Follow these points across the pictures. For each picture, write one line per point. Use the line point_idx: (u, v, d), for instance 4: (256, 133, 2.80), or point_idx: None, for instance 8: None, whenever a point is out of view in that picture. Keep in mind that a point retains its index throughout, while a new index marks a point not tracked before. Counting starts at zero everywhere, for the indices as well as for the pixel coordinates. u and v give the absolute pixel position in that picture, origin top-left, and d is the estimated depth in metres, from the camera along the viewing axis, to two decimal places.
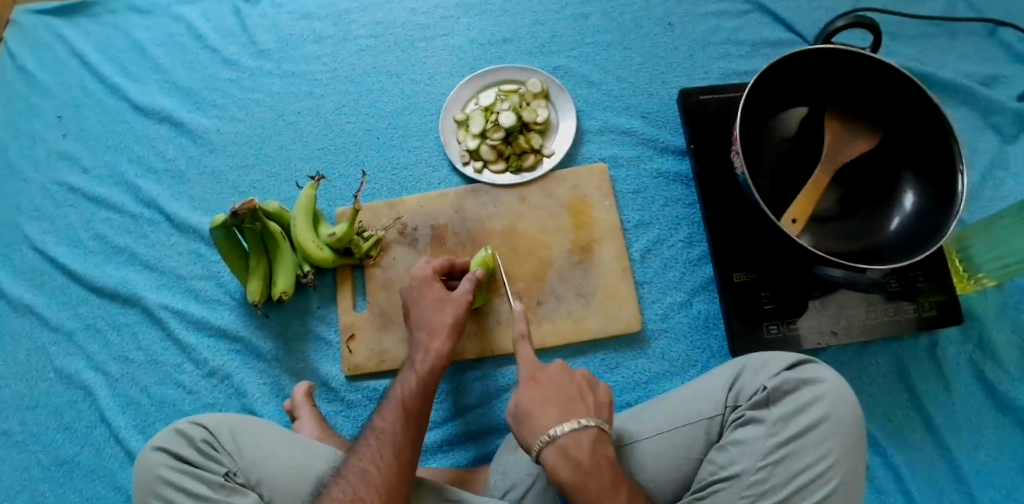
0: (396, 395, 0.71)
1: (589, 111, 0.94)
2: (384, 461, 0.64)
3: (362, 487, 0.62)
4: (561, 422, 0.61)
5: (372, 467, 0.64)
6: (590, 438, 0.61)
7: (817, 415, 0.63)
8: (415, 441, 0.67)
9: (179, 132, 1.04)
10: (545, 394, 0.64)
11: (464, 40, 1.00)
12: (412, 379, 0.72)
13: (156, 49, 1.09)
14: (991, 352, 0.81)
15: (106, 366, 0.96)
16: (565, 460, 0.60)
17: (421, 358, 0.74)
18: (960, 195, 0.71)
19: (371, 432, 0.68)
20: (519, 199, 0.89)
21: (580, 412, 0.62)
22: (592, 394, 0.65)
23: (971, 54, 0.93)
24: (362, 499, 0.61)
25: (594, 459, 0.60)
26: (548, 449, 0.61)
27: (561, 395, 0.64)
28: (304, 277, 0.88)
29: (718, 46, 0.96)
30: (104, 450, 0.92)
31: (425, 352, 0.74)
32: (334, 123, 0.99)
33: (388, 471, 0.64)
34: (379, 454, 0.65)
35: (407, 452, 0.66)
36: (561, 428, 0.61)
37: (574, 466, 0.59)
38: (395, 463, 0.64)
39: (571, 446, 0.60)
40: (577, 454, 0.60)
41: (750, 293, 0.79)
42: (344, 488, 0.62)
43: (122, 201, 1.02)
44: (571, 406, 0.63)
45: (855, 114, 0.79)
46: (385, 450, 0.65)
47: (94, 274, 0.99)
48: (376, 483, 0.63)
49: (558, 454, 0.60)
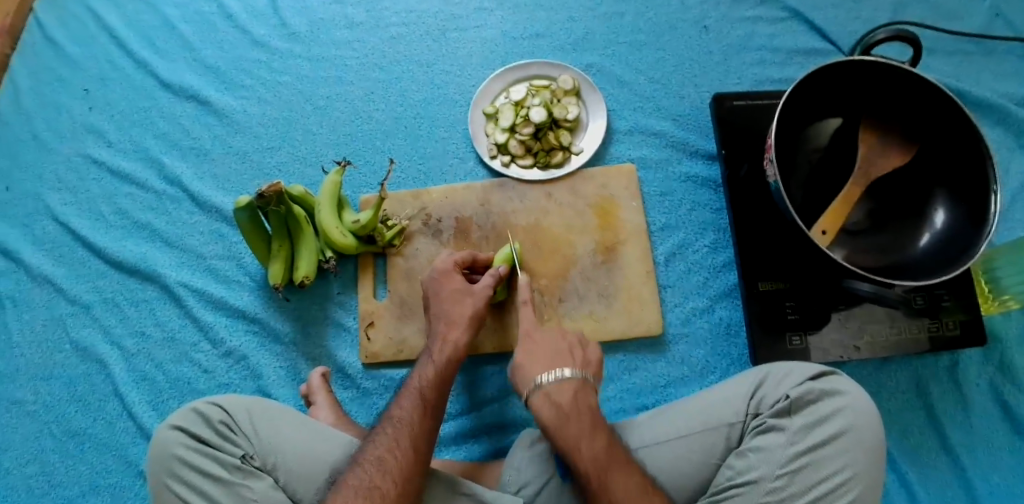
0: (412, 384, 0.71)
1: (620, 111, 0.93)
2: (401, 449, 0.64)
3: (380, 476, 0.62)
4: (548, 370, 0.67)
5: (389, 456, 0.63)
6: (572, 385, 0.65)
7: (838, 426, 0.63)
8: (431, 433, 0.67)
9: (206, 111, 1.04)
10: (537, 349, 0.69)
11: (496, 33, 1.00)
12: (429, 369, 0.72)
13: (186, 26, 1.08)
14: (1012, 374, 0.80)
15: (122, 340, 0.96)
16: (546, 402, 0.64)
17: (437, 348, 0.74)
18: (993, 215, 0.70)
19: (388, 420, 0.67)
20: (545, 195, 0.88)
21: (567, 364, 0.67)
22: (583, 354, 0.70)
23: (1007, 74, 0.92)
24: (380, 488, 0.61)
25: (574, 403, 0.64)
26: (534, 393, 0.66)
27: (551, 349, 0.69)
28: (326, 263, 0.88)
29: (753, 52, 0.95)
30: (117, 424, 0.93)
31: (443, 343, 0.75)
32: (362, 109, 0.99)
33: (406, 460, 0.63)
34: (396, 443, 0.64)
35: (424, 443, 0.65)
36: (547, 375, 0.66)
37: (555, 408, 0.63)
38: (413, 453, 0.64)
39: (553, 390, 0.65)
40: (558, 397, 0.64)
41: (774, 302, 0.79)
42: (361, 474, 0.62)
43: (146, 178, 1.02)
44: (561, 359, 0.68)
45: (893, 125, 0.78)
46: (402, 439, 0.65)
47: (114, 248, 0.99)
48: (393, 472, 0.62)
49: (543, 398, 0.65)
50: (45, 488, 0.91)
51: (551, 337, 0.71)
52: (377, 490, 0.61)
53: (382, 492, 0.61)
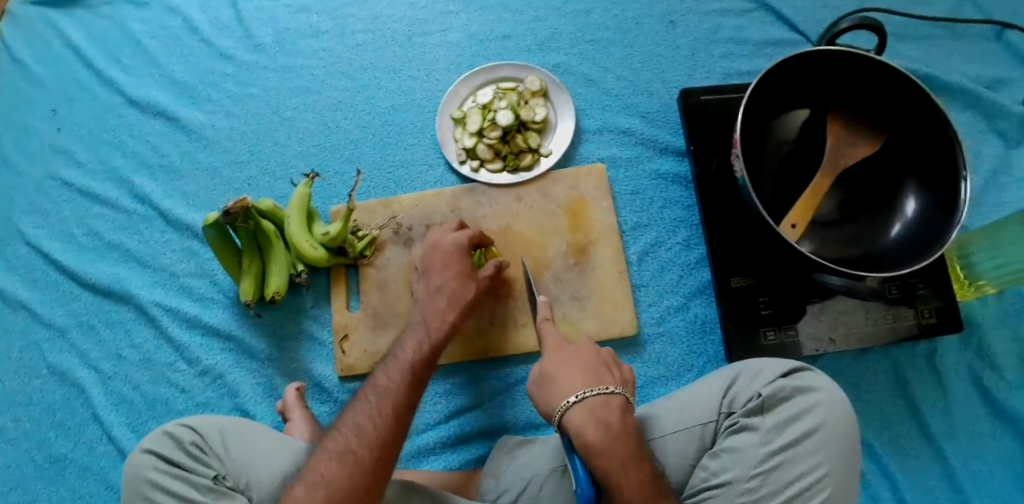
0: (403, 355, 0.68)
1: (589, 110, 0.93)
2: (382, 417, 0.62)
3: (356, 441, 0.60)
4: (589, 386, 0.64)
5: (368, 423, 0.61)
6: (618, 402, 0.64)
7: (812, 423, 0.62)
8: (413, 406, 0.65)
9: (174, 127, 1.03)
10: (573, 364, 0.68)
11: (463, 36, 0.99)
12: (422, 345, 0.70)
13: (151, 40, 1.07)
14: (990, 359, 0.80)
15: (99, 363, 0.95)
16: (592, 419, 0.61)
17: (429, 324, 0.73)
18: (962, 201, 0.70)
19: (372, 388, 0.65)
20: (515, 199, 0.88)
21: (608, 381, 0.66)
22: (614, 370, 0.69)
23: (976, 59, 0.91)
24: (355, 452, 0.59)
25: (622, 423, 0.62)
26: (574, 409, 0.62)
27: (590, 366, 0.67)
28: (297, 277, 0.87)
29: (722, 45, 0.94)
30: (97, 448, 0.92)
31: (439, 321, 0.73)
32: (330, 119, 0.98)
33: (384, 427, 0.61)
34: (376, 408, 0.63)
35: (405, 413, 0.63)
36: (589, 390, 0.64)
37: (602, 427, 0.61)
38: (393, 422, 0.62)
39: (599, 407, 0.62)
40: (605, 415, 0.62)
41: (747, 298, 0.78)
42: (338, 440, 0.61)
43: (116, 197, 1.01)
44: (596, 376, 0.66)
45: (860, 114, 0.77)
46: (383, 407, 0.63)
47: (87, 270, 0.98)
48: (370, 438, 0.60)
49: (587, 414, 0.62)
50: None
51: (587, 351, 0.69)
52: (351, 452, 0.59)
53: (356, 456, 0.59)
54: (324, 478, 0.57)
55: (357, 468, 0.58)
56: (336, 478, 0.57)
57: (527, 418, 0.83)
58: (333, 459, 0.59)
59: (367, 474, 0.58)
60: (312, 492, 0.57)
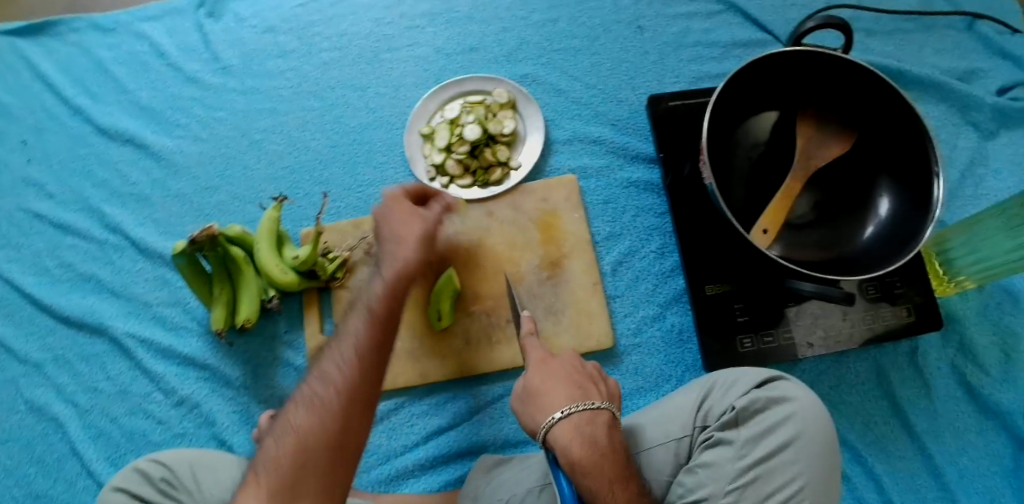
0: (366, 297, 0.63)
1: (558, 120, 0.92)
2: (347, 359, 0.57)
3: (322, 387, 0.56)
4: (574, 402, 0.60)
5: (334, 367, 0.57)
6: (604, 419, 0.59)
7: (786, 435, 0.60)
8: (384, 345, 0.59)
9: (144, 154, 1.02)
10: (558, 376, 0.62)
11: (429, 50, 0.98)
12: (382, 282, 0.64)
13: (118, 67, 1.06)
14: (973, 355, 0.78)
15: (76, 397, 0.94)
16: (579, 436, 0.57)
17: (387, 263, 0.67)
18: (936, 198, 0.69)
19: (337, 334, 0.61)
20: (486, 213, 0.86)
21: (593, 395, 0.61)
22: (599, 383, 0.64)
23: (947, 52, 0.90)
24: (322, 395, 0.55)
25: (609, 440, 0.58)
26: (560, 425, 0.58)
27: (573, 379, 0.62)
28: (269, 302, 0.86)
29: (690, 48, 0.93)
30: (77, 483, 0.91)
31: (397, 259, 0.67)
32: (298, 140, 0.97)
33: (350, 367, 0.56)
34: (341, 351, 0.58)
35: (373, 353, 0.58)
36: (575, 405, 0.59)
37: (589, 444, 0.57)
38: (359, 360, 0.57)
39: (586, 424, 0.58)
40: (593, 432, 0.58)
41: (722, 305, 0.77)
42: (305, 389, 0.56)
43: (88, 228, 1.00)
44: (582, 390, 0.62)
45: (831, 114, 0.76)
46: (348, 349, 0.58)
47: (60, 303, 0.97)
48: (337, 380, 0.56)
49: (572, 432, 0.58)
50: None
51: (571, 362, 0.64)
52: (319, 396, 0.55)
53: (324, 401, 0.54)
54: (293, 426, 0.53)
55: (326, 412, 0.54)
56: (304, 425, 0.53)
57: (506, 435, 0.82)
58: (301, 405, 0.55)
59: (339, 417, 0.54)
60: (281, 439, 0.53)
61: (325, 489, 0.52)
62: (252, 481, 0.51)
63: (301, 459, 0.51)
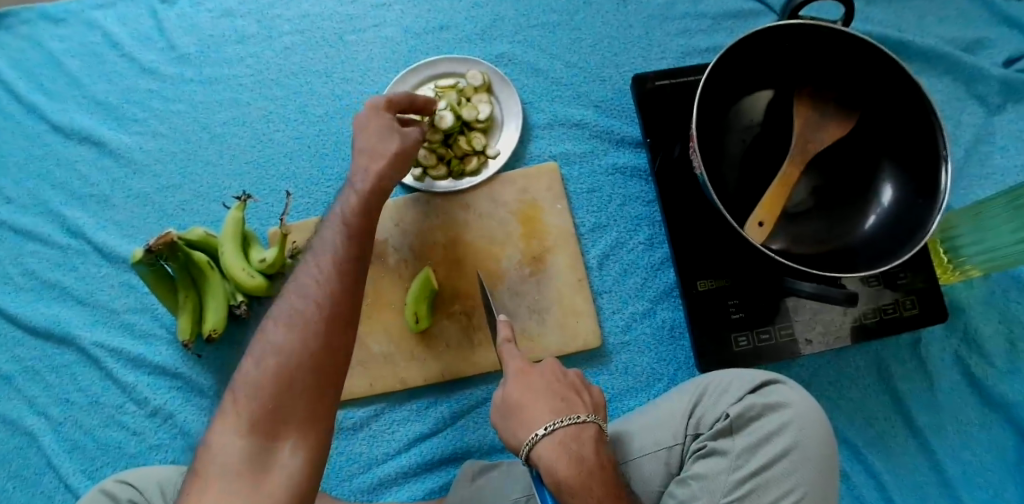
0: (337, 215, 0.61)
1: (537, 103, 0.86)
2: (323, 276, 0.56)
3: (301, 305, 0.55)
4: (556, 417, 0.55)
5: (309, 282, 0.56)
6: (591, 433, 0.55)
7: (783, 445, 0.56)
8: (358, 257, 0.58)
9: (102, 152, 0.96)
10: (538, 389, 0.57)
11: (397, 31, 0.91)
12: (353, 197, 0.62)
13: (68, 59, 1.00)
14: (977, 344, 0.74)
15: (47, 409, 0.90)
16: (565, 454, 0.53)
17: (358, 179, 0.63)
18: (944, 183, 0.63)
19: (310, 252, 0.59)
20: (462, 208, 0.81)
21: (578, 408, 0.56)
22: (583, 393, 0.59)
23: (953, 16, 0.83)
24: (301, 313, 0.54)
25: (597, 458, 0.54)
26: (545, 443, 0.53)
27: (555, 391, 0.57)
28: (237, 308, 0.82)
29: (676, 21, 0.87)
30: (55, 497, 0.88)
31: (364, 173, 0.64)
32: (262, 132, 0.91)
33: (328, 286, 0.55)
34: (316, 266, 0.56)
35: (349, 271, 0.57)
36: (559, 421, 0.54)
37: (575, 462, 0.52)
38: (336, 274, 0.56)
39: (572, 441, 0.54)
40: (580, 449, 0.53)
41: (715, 301, 0.72)
42: (282, 307, 0.55)
43: (48, 232, 0.95)
44: (565, 403, 0.57)
45: (829, 92, 0.70)
46: (322, 265, 0.57)
47: (24, 313, 0.92)
48: (314, 295, 0.55)
49: (557, 449, 0.53)
50: None
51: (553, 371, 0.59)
52: (298, 316, 0.54)
53: (304, 316, 0.54)
54: (276, 349, 0.53)
55: (307, 334, 0.53)
56: (286, 348, 0.53)
57: (491, 440, 0.79)
58: (278, 325, 0.54)
59: (321, 336, 0.53)
60: (264, 360, 0.52)
61: (313, 412, 0.52)
62: (236, 409, 0.51)
63: (287, 381, 0.51)
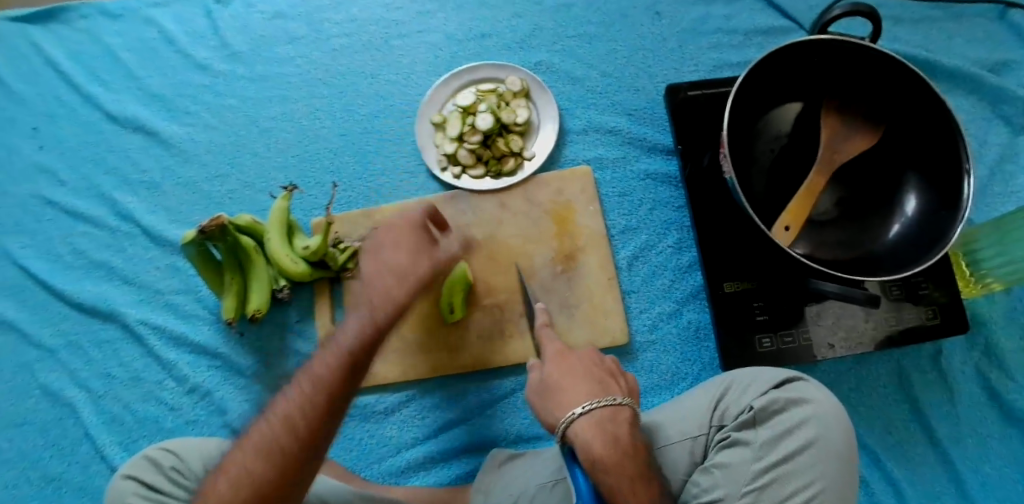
0: (345, 336, 0.59)
1: (573, 109, 0.89)
2: (312, 411, 0.55)
3: (284, 435, 0.54)
4: (592, 397, 0.58)
5: (298, 416, 0.55)
6: (626, 415, 0.58)
7: (805, 438, 0.58)
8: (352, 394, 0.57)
9: (154, 142, 1.01)
10: (575, 371, 0.61)
11: (441, 37, 0.96)
12: (363, 323, 0.59)
13: (127, 53, 1.05)
14: (998, 358, 0.76)
15: (90, 383, 0.95)
16: (600, 433, 0.56)
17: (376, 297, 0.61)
18: (966, 196, 0.66)
19: (305, 371, 0.58)
20: (498, 206, 0.85)
21: (613, 391, 0.60)
22: (619, 379, 0.62)
23: (981, 39, 0.86)
24: (282, 448, 0.54)
25: (631, 438, 0.57)
26: (581, 421, 0.56)
27: (592, 375, 0.61)
28: (280, 292, 0.86)
29: (709, 36, 0.90)
30: (92, 467, 0.92)
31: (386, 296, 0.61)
32: (308, 128, 0.96)
33: (311, 421, 0.55)
34: (305, 395, 0.56)
35: (335, 406, 0.56)
36: (595, 401, 0.58)
37: (610, 440, 0.55)
38: (324, 411, 0.55)
39: (608, 420, 0.57)
40: (615, 429, 0.57)
41: (741, 304, 0.75)
42: (265, 430, 0.55)
43: (99, 215, 1.00)
44: (601, 386, 0.60)
45: (857, 106, 0.73)
46: (315, 398, 0.56)
47: (73, 290, 0.97)
48: (299, 433, 0.54)
49: (593, 427, 0.56)
50: None
51: (590, 357, 0.63)
52: (276, 445, 0.54)
53: (284, 453, 0.54)
54: (247, 474, 0.53)
55: (278, 468, 0.53)
56: (257, 478, 0.53)
57: (518, 430, 0.81)
58: (256, 453, 0.54)
59: (288, 476, 0.54)
60: (235, 488, 0.53)
61: None
62: None
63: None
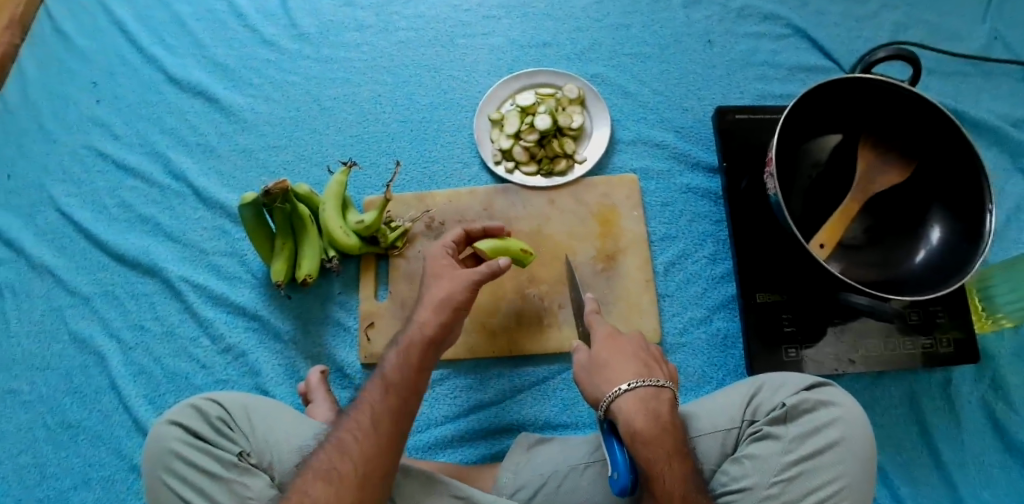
0: (384, 365, 0.67)
1: (623, 121, 0.95)
2: (363, 434, 0.60)
3: (339, 458, 0.59)
4: (639, 376, 0.62)
5: (349, 437, 0.60)
6: (667, 396, 0.62)
7: (832, 437, 0.62)
8: (398, 414, 0.63)
9: (214, 108, 1.04)
10: (621, 352, 0.65)
11: (503, 41, 1.01)
12: (396, 353, 0.67)
13: (195, 22, 1.09)
14: (1004, 393, 0.81)
15: (121, 333, 0.94)
16: (643, 409, 0.60)
17: (410, 332, 0.68)
18: (989, 232, 0.72)
19: (354, 401, 0.64)
20: (547, 202, 0.90)
21: (658, 374, 0.64)
22: (662, 364, 0.66)
23: (1004, 97, 0.94)
24: (339, 470, 0.58)
25: (670, 416, 0.60)
26: (626, 397, 0.60)
27: (639, 357, 0.65)
28: (328, 262, 0.89)
29: (756, 67, 0.97)
30: (112, 417, 0.90)
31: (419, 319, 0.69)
32: (368, 111, 1.00)
33: (367, 441, 0.60)
34: (357, 423, 0.61)
35: (388, 426, 0.61)
36: (641, 380, 0.62)
37: (651, 417, 0.59)
38: (372, 432, 0.61)
39: (651, 398, 0.61)
40: (657, 406, 0.60)
41: (771, 314, 0.80)
42: (321, 456, 0.59)
43: (151, 172, 1.02)
44: (647, 368, 0.64)
45: (891, 142, 0.79)
46: (363, 420, 0.62)
47: (116, 241, 0.98)
48: (353, 454, 0.59)
49: (636, 404, 0.60)
50: (38, 479, 0.88)
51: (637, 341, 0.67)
52: (335, 470, 0.58)
53: (342, 474, 0.58)
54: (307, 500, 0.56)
55: (343, 490, 0.57)
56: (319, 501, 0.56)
57: (546, 417, 0.84)
58: (316, 479, 0.57)
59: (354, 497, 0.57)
60: None
61: None
62: None
63: None
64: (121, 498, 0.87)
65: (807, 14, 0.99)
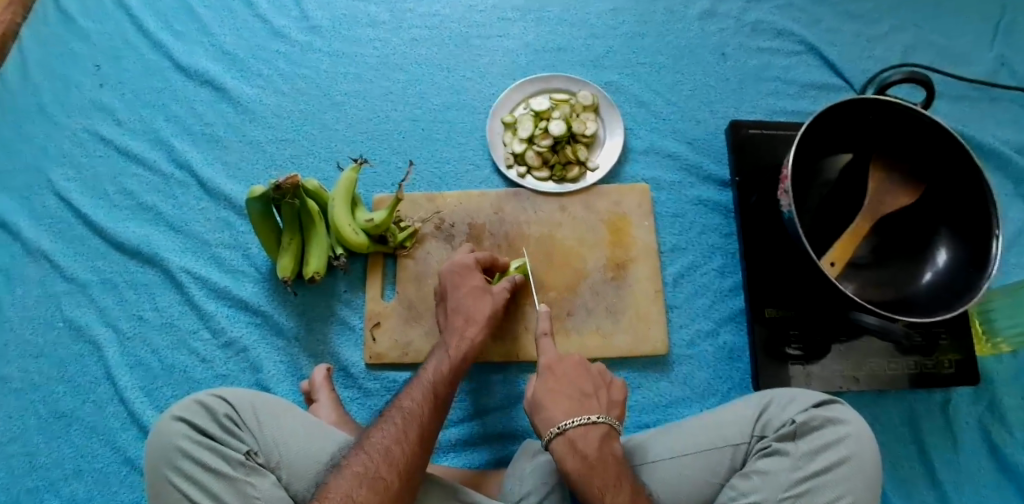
0: (426, 375, 0.71)
1: (636, 130, 0.95)
2: (408, 442, 0.62)
3: (385, 466, 0.60)
4: (573, 415, 0.65)
5: (393, 445, 0.62)
6: (597, 433, 0.64)
7: (839, 455, 0.63)
8: (434, 428, 0.65)
9: (220, 97, 1.02)
10: (558, 388, 0.68)
11: (518, 44, 1.01)
12: (445, 363, 0.72)
13: (204, 8, 1.07)
14: (1000, 415, 0.83)
15: (118, 323, 0.92)
16: (572, 451, 0.63)
17: (455, 343, 0.74)
18: (995, 258, 0.72)
19: (396, 407, 0.66)
20: (558, 208, 0.90)
21: (592, 409, 0.66)
22: (602, 392, 0.69)
23: (1009, 123, 0.95)
24: (384, 479, 0.59)
25: (599, 453, 0.63)
26: (557, 440, 0.64)
27: (574, 390, 0.68)
28: (335, 260, 0.88)
29: (769, 83, 0.98)
30: (106, 409, 0.88)
31: (460, 339, 0.74)
32: (379, 108, 0.99)
33: (410, 450, 0.62)
34: (403, 432, 0.63)
35: (428, 435, 0.64)
36: (571, 421, 0.65)
37: (580, 458, 0.63)
38: (417, 444, 0.62)
39: (580, 438, 0.64)
40: (583, 445, 0.63)
41: (779, 329, 0.81)
42: (364, 461, 0.60)
43: (154, 159, 1.00)
44: (582, 404, 0.67)
45: (902, 164, 0.80)
46: (409, 430, 0.63)
47: (116, 229, 0.96)
48: (398, 462, 0.61)
49: (567, 447, 0.64)
50: (27, 469, 0.86)
51: (574, 373, 0.70)
52: (380, 480, 0.59)
53: (387, 483, 0.59)
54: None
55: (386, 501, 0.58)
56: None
57: None
58: (362, 486, 0.58)
59: None
60: None
61: None
62: None
63: None
64: (115, 492, 0.85)
65: (820, 32, 1.00)
